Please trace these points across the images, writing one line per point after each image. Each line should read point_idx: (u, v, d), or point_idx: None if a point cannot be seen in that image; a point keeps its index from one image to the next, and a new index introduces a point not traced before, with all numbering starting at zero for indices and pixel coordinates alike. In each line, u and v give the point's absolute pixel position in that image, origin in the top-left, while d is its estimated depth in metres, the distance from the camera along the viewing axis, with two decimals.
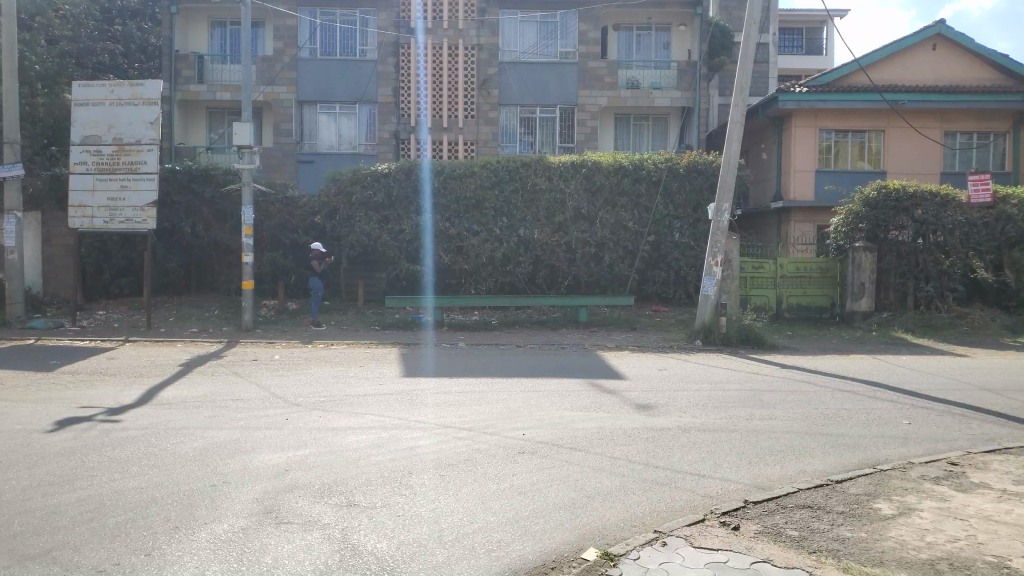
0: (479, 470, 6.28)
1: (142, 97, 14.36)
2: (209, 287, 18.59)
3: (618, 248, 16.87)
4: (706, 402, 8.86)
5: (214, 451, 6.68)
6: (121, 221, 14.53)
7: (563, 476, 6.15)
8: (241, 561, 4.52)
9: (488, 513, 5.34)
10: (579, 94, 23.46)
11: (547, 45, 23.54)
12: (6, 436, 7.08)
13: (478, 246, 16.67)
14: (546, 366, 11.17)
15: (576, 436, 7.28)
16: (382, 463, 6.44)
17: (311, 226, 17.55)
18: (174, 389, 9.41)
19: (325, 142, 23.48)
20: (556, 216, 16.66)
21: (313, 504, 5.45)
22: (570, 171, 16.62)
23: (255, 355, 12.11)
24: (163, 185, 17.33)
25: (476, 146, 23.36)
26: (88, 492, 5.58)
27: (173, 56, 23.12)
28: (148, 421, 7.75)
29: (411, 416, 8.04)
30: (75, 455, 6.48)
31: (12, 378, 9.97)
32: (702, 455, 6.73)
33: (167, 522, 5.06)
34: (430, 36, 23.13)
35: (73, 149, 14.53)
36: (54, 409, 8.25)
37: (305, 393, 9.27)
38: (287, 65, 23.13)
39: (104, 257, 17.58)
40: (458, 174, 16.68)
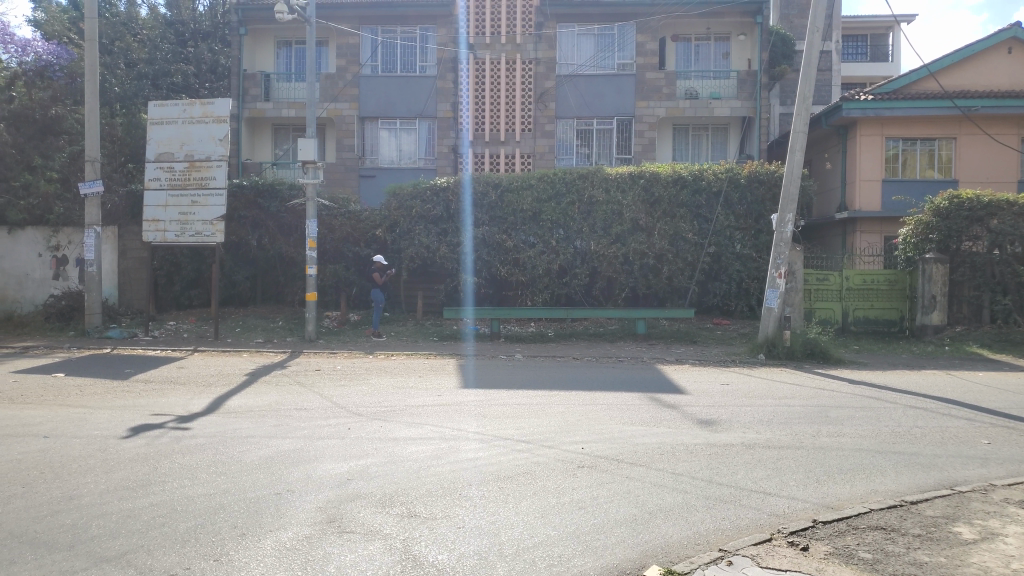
0: (539, 483, 6.25)
1: (212, 115, 14.89)
2: (274, 298, 19.02)
3: (677, 261, 16.60)
4: (770, 419, 8.61)
5: (279, 460, 6.83)
6: (192, 235, 15.02)
7: (624, 491, 6.07)
8: (305, 569, 4.59)
9: (548, 527, 5.30)
10: (636, 106, 23.32)
11: (605, 57, 23.47)
12: (85, 442, 7.36)
13: (534, 257, 16.69)
14: (605, 380, 11.04)
15: (636, 451, 7.18)
16: (441, 474, 6.47)
17: (372, 239, 17.89)
18: (240, 398, 9.66)
19: (386, 158, 23.91)
20: (613, 228, 16.49)
21: (375, 514, 5.51)
22: (628, 182, 16.44)
23: (317, 366, 12.36)
24: (231, 201, 17.91)
25: (533, 159, 23.46)
26: (161, 497, 5.77)
27: (242, 75, 23.93)
28: (215, 429, 7.95)
29: (470, 428, 8.06)
30: (148, 460, 6.71)
31: (89, 386, 10.37)
32: (769, 472, 6.55)
33: (234, 529, 5.18)
34: (487, 52, 23.37)
35: (148, 165, 15.12)
36: (129, 416, 8.54)
37: (367, 402, 9.42)
38: (349, 82, 23.64)
39: (175, 269, 18.25)
40: (515, 188, 16.71)
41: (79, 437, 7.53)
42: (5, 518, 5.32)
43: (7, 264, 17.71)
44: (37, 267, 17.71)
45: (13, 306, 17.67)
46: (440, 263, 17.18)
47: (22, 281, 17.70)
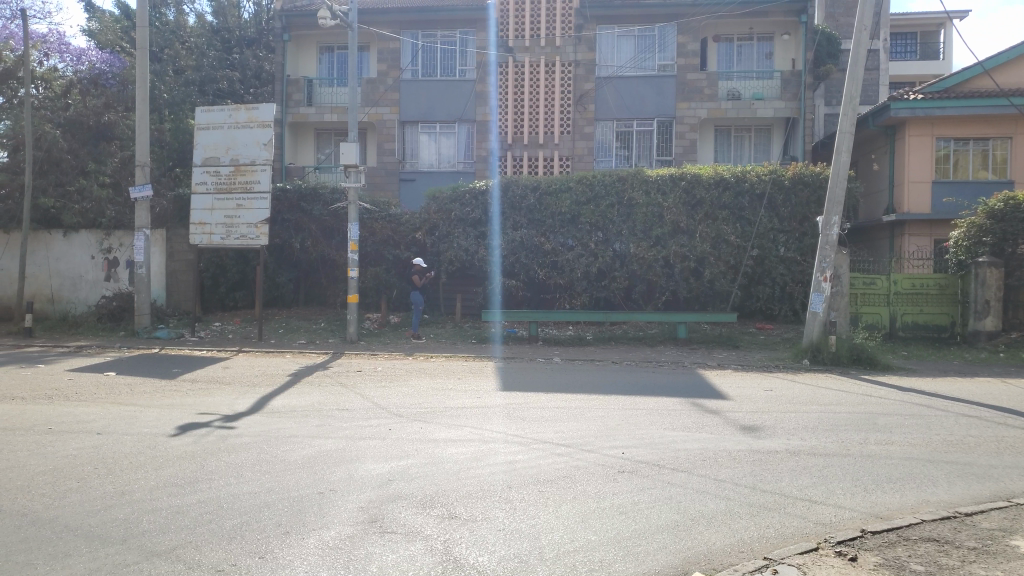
0: (579, 487, 6.21)
1: (257, 120, 15.18)
2: (317, 300, 19.26)
3: (719, 264, 16.36)
4: (815, 425, 8.45)
5: (322, 459, 6.91)
6: (237, 238, 15.30)
7: (666, 497, 6.00)
8: (347, 568, 4.62)
9: (589, 532, 5.27)
10: (677, 107, 23.12)
11: (645, 59, 23.31)
12: (136, 439, 7.54)
13: (573, 260, 16.63)
14: (647, 384, 10.95)
15: (678, 457, 7.10)
16: (482, 476, 6.48)
17: (412, 242, 18.02)
18: (284, 398, 9.81)
19: (426, 161, 24.10)
20: (653, 230, 16.34)
21: (415, 515, 5.53)
22: (669, 184, 16.29)
23: (359, 367, 12.50)
24: (275, 204, 18.24)
25: (572, 161, 23.39)
26: (208, 494, 5.87)
27: (285, 81, 24.35)
28: (260, 429, 8.08)
29: (509, 431, 8.05)
30: (196, 458, 6.85)
31: (139, 385, 10.64)
32: (815, 480, 6.41)
33: (279, 527, 5.25)
34: (527, 54, 23.37)
35: (195, 170, 15.45)
36: (177, 414, 8.73)
37: (407, 403, 9.49)
38: (390, 87, 23.88)
39: (221, 272, 18.62)
40: (554, 190, 16.68)
41: (129, 435, 7.72)
42: (62, 511, 5.48)
43: (63, 267, 18.42)
44: (90, 270, 18.30)
45: (68, 307, 18.36)
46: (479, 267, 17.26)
47: (76, 283, 18.36)
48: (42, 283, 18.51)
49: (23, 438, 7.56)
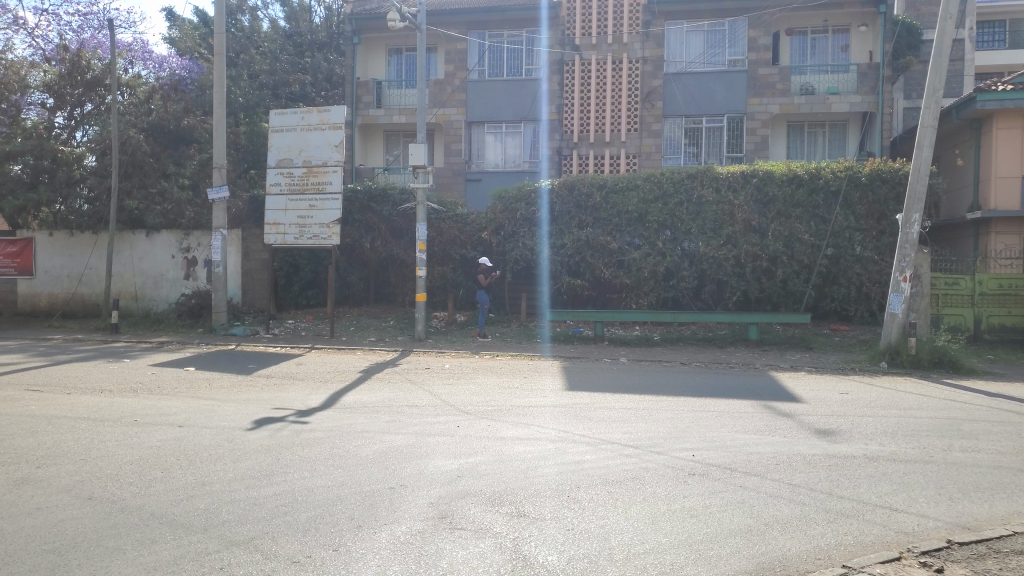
0: (649, 489, 6.13)
1: (328, 122, 15.55)
2: (386, 299, 19.55)
3: (792, 262, 15.92)
4: (895, 430, 8.12)
5: (392, 454, 7.04)
6: (309, 238, 15.69)
7: (739, 501, 5.86)
8: (418, 563, 4.68)
9: (660, 534, 5.19)
10: (748, 103, 22.64)
11: (714, 54, 22.88)
12: (215, 433, 7.81)
13: (640, 259, 16.38)
14: (718, 386, 10.74)
15: (750, 460, 6.93)
16: (550, 475, 6.47)
17: (479, 241, 18.12)
18: (355, 394, 10.01)
19: (491, 161, 24.21)
20: (723, 229, 15.99)
21: (485, 512, 5.55)
22: (740, 182, 15.95)
23: (427, 364, 12.64)
24: (346, 205, 18.66)
25: (638, 160, 23.18)
26: (283, 487, 6.04)
27: (355, 83, 24.86)
28: (333, 424, 8.26)
29: (576, 430, 8.00)
30: (272, 452, 7.05)
31: (218, 379, 11.05)
32: (896, 487, 6.17)
33: (351, 520, 5.35)
34: (594, 52, 23.24)
35: (269, 171, 15.90)
36: (253, 409, 9.00)
37: (475, 401, 9.54)
38: (457, 88, 24.11)
39: (294, 271, 19.13)
40: (620, 189, 16.52)
41: (210, 428, 8.01)
42: (148, 500, 5.72)
43: (146, 265, 19.24)
44: (171, 269, 19.06)
45: (151, 305, 19.18)
46: (538, 266, 17.19)
47: (159, 281, 19.16)
48: (128, 281, 19.39)
49: (112, 429, 7.94)
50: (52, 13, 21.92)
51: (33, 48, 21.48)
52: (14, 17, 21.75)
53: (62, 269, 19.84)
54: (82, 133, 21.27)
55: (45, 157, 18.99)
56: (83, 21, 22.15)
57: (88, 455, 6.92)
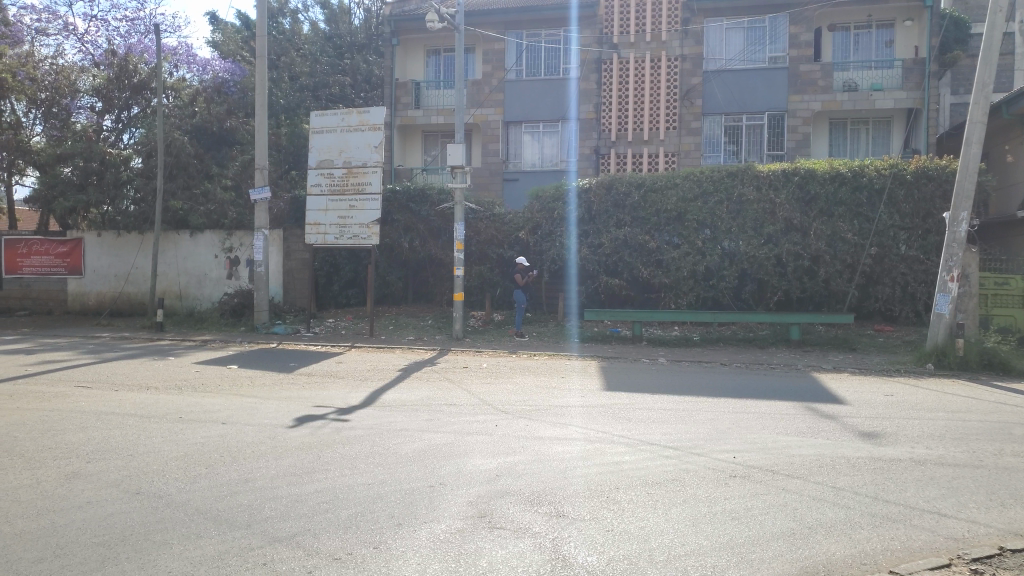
0: (689, 491, 6.07)
1: (368, 123, 15.72)
2: (424, 298, 19.69)
3: (835, 262, 15.65)
4: (943, 434, 7.92)
5: (432, 453, 7.08)
6: (349, 238, 15.87)
7: (781, 504, 5.77)
8: (458, 562, 4.70)
9: (700, 536, 5.14)
10: (789, 100, 22.31)
11: (755, 51, 22.57)
12: (257, 430, 7.94)
13: (679, 258, 16.21)
14: (759, 387, 10.60)
15: (793, 463, 6.81)
16: (588, 475, 6.45)
17: (516, 241, 18.12)
18: (395, 392, 10.10)
19: (529, 161, 24.23)
20: (764, 228, 15.77)
21: (524, 511, 5.56)
22: (781, 180, 15.71)
23: (465, 363, 12.69)
24: (385, 206, 18.83)
25: (677, 158, 22.97)
26: (324, 484, 6.11)
27: (394, 85, 25.07)
28: (373, 422, 8.35)
29: (614, 431, 7.97)
30: (313, 449, 7.15)
31: (260, 377, 11.24)
32: (943, 492, 6.02)
33: (391, 518, 5.40)
34: (632, 50, 23.07)
35: (310, 172, 16.10)
36: (295, 407, 9.14)
37: (513, 401, 9.54)
38: (495, 88, 24.16)
39: (334, 270, 19.39)
40: (659, 187, 16.37)
41: (253, 425, 8.15)
42: (193, 495, 5.84)
43: (190, 265, 19.60)
44: (214, 268, 19.40)
45: (195, 304, 19.58)
46: (563, 268, 17.41)
47: (202, 280, 19.53)
48: (172, 281, 19.79)
49: (158, 425, 8.12)
50: (100, 19, 22.50)
51: (83, 53, 22.08)
52: (65, 23, 22.38)
53: (109, 268, 20.31)
54: (129, 136, 21.92)
55: (95, 159, 19.88)
56: (131, 26, 22.64)
57: (135, 450, 7.10)
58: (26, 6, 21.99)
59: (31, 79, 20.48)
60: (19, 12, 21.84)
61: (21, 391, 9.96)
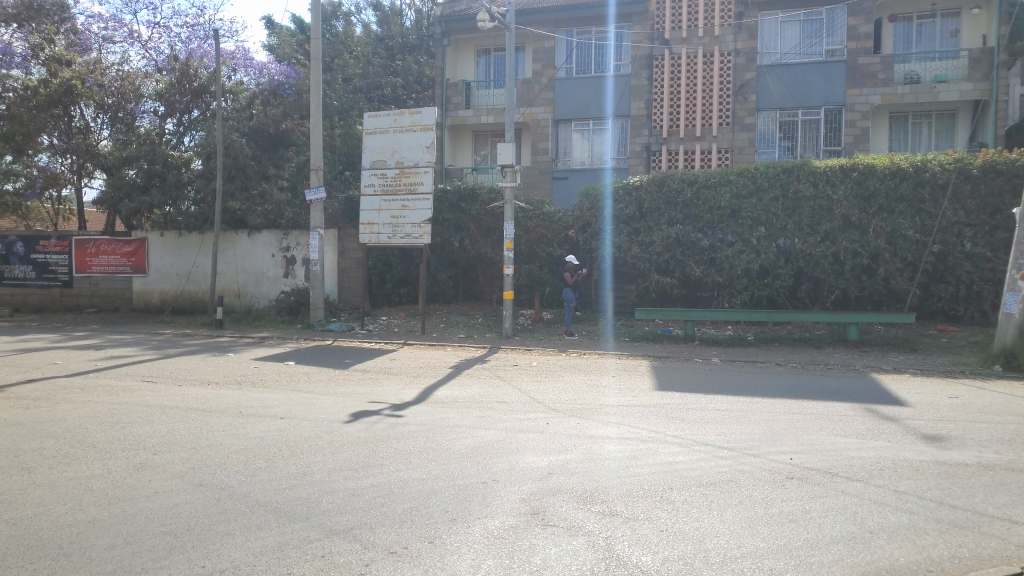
0: (745, 492, 5.99)
1: (420, 124, 15.87)
2: (474, 297, 19.81)
3: (895, 260, 15.23)
4: (1013, 438, 7.63)
5: (483, 449, 7.13)
6: (402, 237, 16.06)
7: (840, 507, 5.64)
8: (512, 558, 4.72)
9: (757, 538, 5.06)
10: (847, 94, 21.76)
11: (811, 45, 22.08)
12: (314, 425, 8.11)
13: (732, 257, 15.99)
14: (816, 388, 10.39)
15: (853, 465, 6.66)
16: (642, 475, 6.40)
17: (566, 240, 18.10)
18: (447, 389, 10.20)
19: (579, 159, 24.20)
20: (821, 225, 15.45)
21: (577, 510, 5.55)
22: (838, 176, 15.32)
23: (515, 361, 12.74)
24: (435, 205, 19.00)
25: (731, 154, 22.60)
26: (380, 479, 6.22)
27: (445, 85, 25.30)
28: (425, 418, 8.44)
29: (667, 430, 7.91)
30: (368, 444, 7.28)
31: (317, 373, 11.48)
32: (1015, 499, 5.79)
33: (446, 514, 5.46)
34: (684, 46, 22.74)
35: (363, 173, 16.36)
36: (350, 403, 9.30)
37: (564, 399, 9.56)
38: (545, 86, 24.17)
39: (387, 269, 19.67)
40: (712, 184, 16.13)
41: (310, 420, 8.33)
42: (254, 488, 6.00)
43: (248, 264, 20.13)
44: (271, 267, 19.88)
45: (253, 302, 20.10)
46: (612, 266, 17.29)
47: (260, 279, 20.03)
48: (231, 279, 20.36)
49: (219, 419, 8.36)
50: (163, 26, 23.23)
51: (146, 59, 22.86)
52: (129, 30, 23.18)
53: (172, 267, 21.00)
54: (190, 139, 22.39)
55: (157, 161, 20.30)
56: (191, 32, 23.48)
57: (198, 443, 7.32)
58: (94, 15, 22.87)
59: (98, 85, 21.48)
60: (87, 21, 22.74)
61: (91, 385, 10.38)
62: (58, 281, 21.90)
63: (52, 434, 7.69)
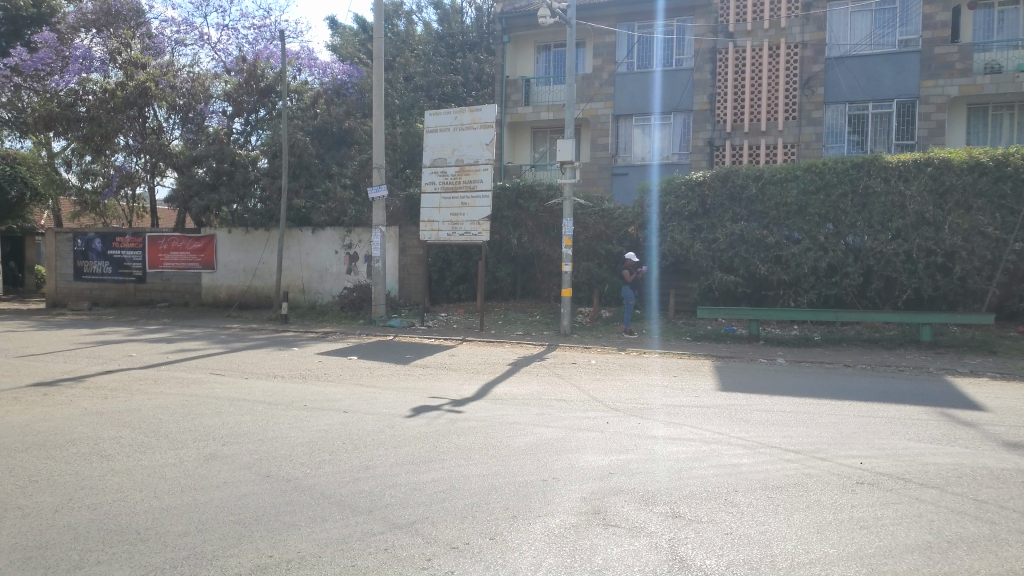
0: (813, 497, 5.80)
1: (480, 122, 15.92)
2: (532, 294, 19.77)
3: (972, 259, 14.57)
4: None
5: (544, 447, 7.11)
6: (461, 234, 16.15)
7: (915, 514, 5.42)
8: (573, 557, 4.69)
9: (826, 544, 4.91)
10: (921, 85, 20.95)
11: (884, 35, 21.29)
12: (377, 419, 8.23)
13: (799, 255, 15.61)
14: (888, 390, 10.03)
15: (928, 472, 6.39)
16: (705, 477, 6.27)
17: (625, 237, 17.92)
18: (506, 386, 10.22)
19: (639, 155, 23.94)
20: (892, 222, 14.91)
21: (639, 511, 5.47)
22: (912, 171, 14.72)
23: (574, 359, 12.69)
24: (495, 202, 19.06)
25: (797, 149, 22.01)
26: (441, 474, 6.26)
27: (504, 82, 25.43)
28: (485, 414, 8.46)
29: (731, 432, 7.74)
30: (431, 439, 7.35)
31: (379, 368, 11.64)
32: None
33: (508, 510, 5.46)
34: (749, 39, 22.24)
35: (424, 171, 16.53)
36: (411, 397, 9.41)
37: (624, 398, 9.47)
38: (605, 82, 23.99)
39: (447, 266, 19.82)
40: (777, 179, 15.75)
41: (373, 414, 8.46)
42: (319, 480, 6.11)
43: (312, 260, 20.57)
44: (334, 263, 20.27)
45: (317, 297, 20.54)
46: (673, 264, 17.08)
47: (323, 275, 20.45)
48: (296, 275, 20.83)
49: (284, 412, 8.56)
50: (232, 28, 23.92)
51: (216, 61, 23.60)
52: (200, 33, 23.90)
53: (239, 263, 21.61)
54: (256, 138, 22.95)
55: (226, 160, 20.95)
56: (258, 33, 24.11)
57: (265, 436, 7.49)
58: (167, 19, 23.68)
59: (170, 86, 22.23)
60: (161, 25, 23.55)
61: (165, 376, 10.78)
62: (132, 276, 22.84)
63: (129, 423, 8.00)
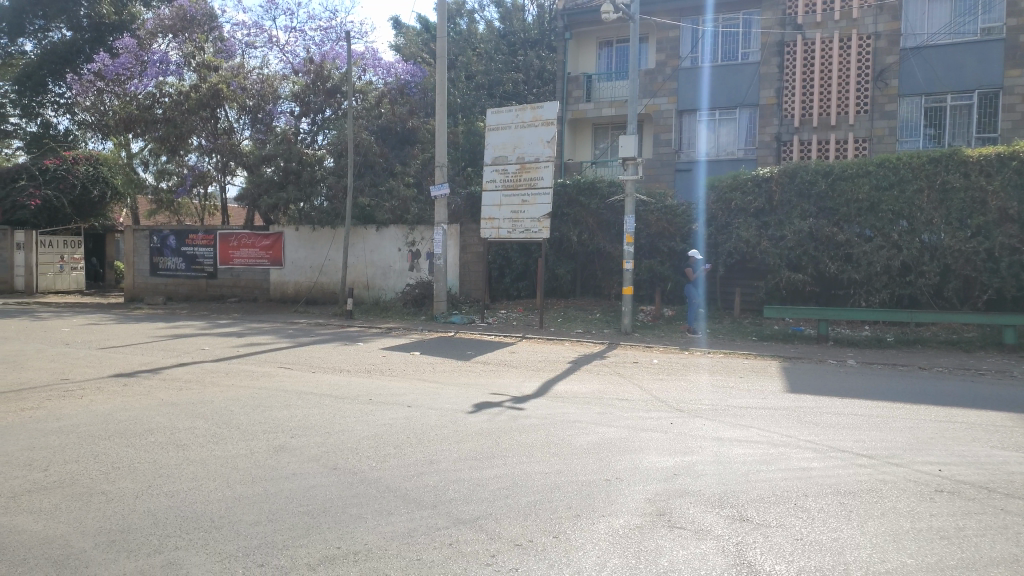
0: (888, 504, 5.59)
1: (541, 119, 15.90)
2: (592, 292, 19.63)
3: None
4: None
5: (607, 446, 7.06)
6: (521, 232, 16.14)
7: (1000, 526, 5.16)
8: (638, 558, 4.64)
9: (904, 554, 4.72)
10: (1005, 76, 19.99)
11: (963, 23, 20.42)
12: (440, 414, 8.31)
13: (870, 253, 15.12)
14: (967, 394, 9.61)
15: (1013, 481, 6.08)
16: (774, 481, 6.11)
17: (688, 234, 17.65)
18: (568, 384, 10.18)
19: (703, 151, 23.53)
20: (972, 218, 14.23)
21: (705, 513, 5.38)
22: (995, 165, 14.03)
23: (636, 358, 12.54)
24: (556, 199, 19.02)
25: (869, 143, 21.31)
26: (504, 470, 6.28)
27: (566, 79, 25.38)
28: (545, 412, 8.44)
29: (800, 435, 7.53)
30: (493, 435, 7.37)
31: (441, 364, 11.75)
32: None
33: (570, 509, 5.43)
34: (819, 31, 21.62)
35: (485, 168, 16.61)
36: (474, 393, 9.47)
37: (688, 398, 9.33)
38: (668, 77, 23.70)
39: (507, 263, 19.89)
40: (848, 175, 15.29)
41: (436, 409, 8.53)
42: (385, 474, 6.20)
43: (376, 257, 20.90)
44: (397, 260, 20.57)
45: (380, 294, 20.88)
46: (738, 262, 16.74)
47: (387, 271, 20.76)
48: (360, 272, 21.19)
49: (351, 406, 8.72)
50: (299, 30, 24.46)
51: (284, 62, 24.19)
52: (269, 36, 24.54)
53: (305, 260, 22.11)
54: (322, 137, 23.44)
55: (294, 159, 21.56)
56: (324, 35, 24.61)
57: (331, 429, 7.65)
58: (238, 23, 24.37)
59: (241, 88, 22.92)
60: (232, 29, 24.26)
61: (235, 370, 11.10)
62: (204, 272, 23.63)
63: (202, 414, 8.27)
